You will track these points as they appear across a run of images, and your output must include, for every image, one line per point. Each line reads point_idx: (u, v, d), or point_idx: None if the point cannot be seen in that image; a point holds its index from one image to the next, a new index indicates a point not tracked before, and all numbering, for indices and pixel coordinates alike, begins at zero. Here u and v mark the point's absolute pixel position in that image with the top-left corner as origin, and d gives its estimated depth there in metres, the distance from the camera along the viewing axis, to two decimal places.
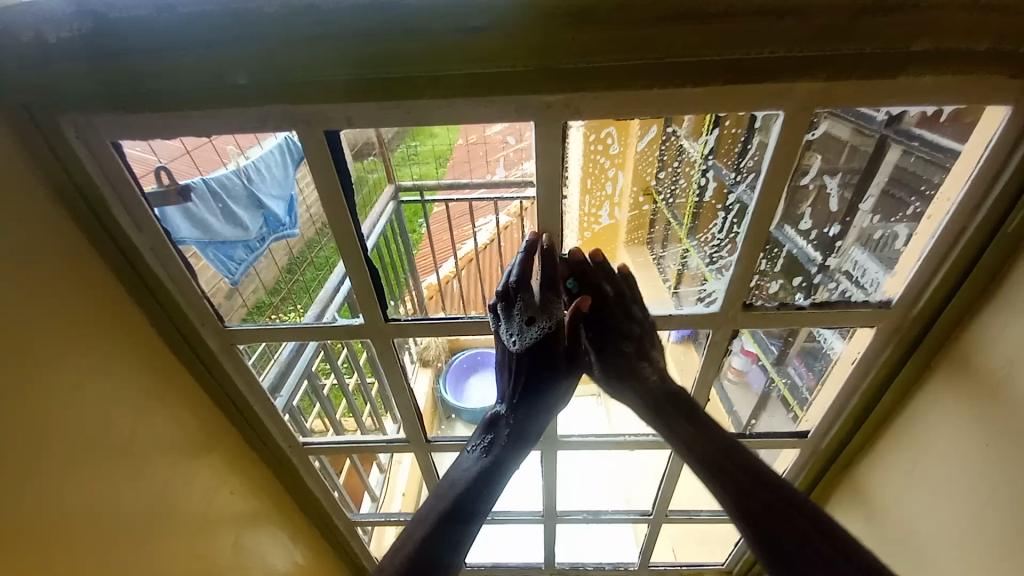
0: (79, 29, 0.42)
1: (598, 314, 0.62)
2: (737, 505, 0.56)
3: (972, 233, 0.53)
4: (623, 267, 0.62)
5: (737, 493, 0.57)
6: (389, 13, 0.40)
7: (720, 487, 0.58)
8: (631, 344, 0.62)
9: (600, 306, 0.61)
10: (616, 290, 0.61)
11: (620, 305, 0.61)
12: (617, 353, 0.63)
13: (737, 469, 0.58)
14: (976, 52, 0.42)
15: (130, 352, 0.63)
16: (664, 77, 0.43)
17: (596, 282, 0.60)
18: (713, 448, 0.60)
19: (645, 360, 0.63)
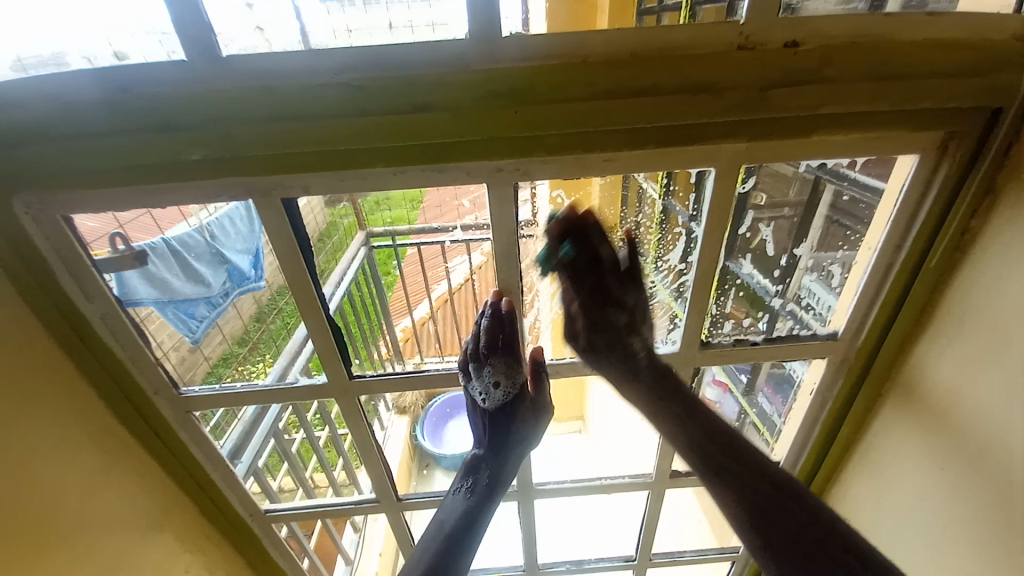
0: (32, 112, 0.43)
1: (614, 274, 0.58)
2: (737, 495, 0.56)
3: (899, 268, 0.57)
4: (627, 234, 0.57)
5: (735, 482, 0.56)
6: (340, 93, 0.42)
7: (720, 484, 0.57)
8: (625, 314, 0.60)
9: (588, 277, 0.57)
10: (612, 257, 0.56)
11: (625, 274, 0.58)
12: (602, 314, 0.60)
13: (727, 463, 0.57)
14: (878, 113, 0.47)
15: (74, 429, 0.59)
16: (603, 142, 0.46)
17: (593, 245, 0.55)
18: (700, 434, 0.59)
19: (637, 335, 0.61)
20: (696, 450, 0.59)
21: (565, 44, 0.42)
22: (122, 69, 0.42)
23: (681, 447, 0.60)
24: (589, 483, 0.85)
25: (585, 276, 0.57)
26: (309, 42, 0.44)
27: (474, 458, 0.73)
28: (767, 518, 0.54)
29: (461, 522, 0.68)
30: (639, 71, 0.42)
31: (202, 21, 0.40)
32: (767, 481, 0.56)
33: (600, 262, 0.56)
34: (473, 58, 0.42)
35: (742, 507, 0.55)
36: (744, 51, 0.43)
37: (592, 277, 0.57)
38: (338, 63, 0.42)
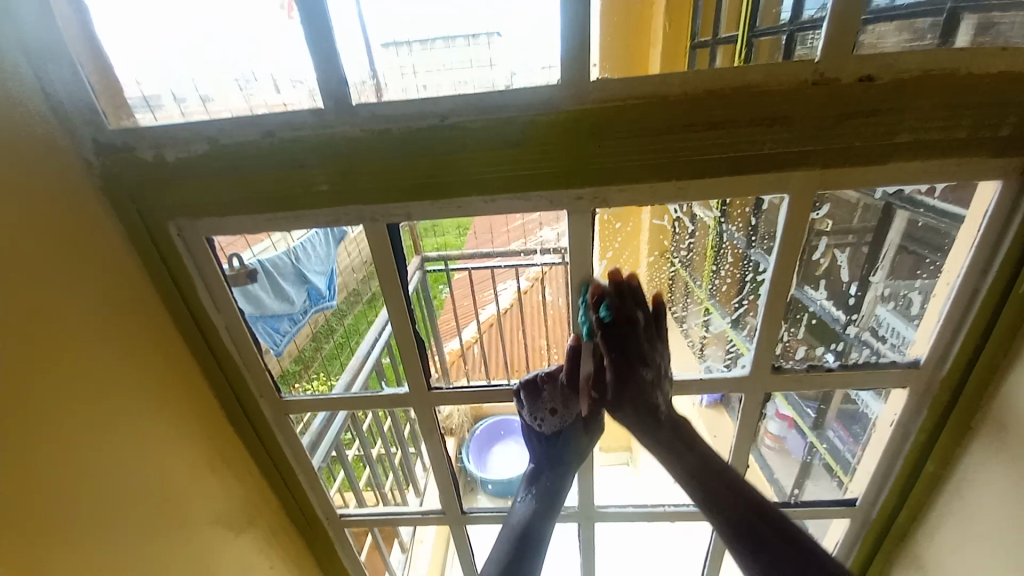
0: (196, 150, 0.52)
1: (631, 343, 0.60)
2: (724, 515, 0.62)
3: (986, 294, 0.56)
4: (657, 297, 0.63)
5: (723, 498, 0.63)
6: (446, 132, 0.49)
7: (704, 496, 0.63)
8: (651, 370, 0.62)
9: (617, 328, 0.60)
10: (646, 318, 0.62)
11: (653, 330, 0.63)
12: (630, 373, 0.62)
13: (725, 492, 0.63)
14: (957, 139, 0.47)
15: (195, 425, 0.68)
16: (679, 171, 0.50)
17: (630, 309, 0.60)
18: (693, 458, 0.65)
19: (659, 389, 0.63)
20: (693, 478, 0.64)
21: (645, 85, 0.47)
22: (267, 115, 0.51)
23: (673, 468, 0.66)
24: (653, 509, 0.85)
25: (621, 343, 0.60)
26: (379, 80, 0.52)
27: (531, 472, 0.77)
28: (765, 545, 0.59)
29: (526, 530, 0.71)
30: (712, 106, 0.46)
31: (337, 74, 0.48)
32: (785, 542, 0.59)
33: (614, 326, 0.60)
34: (562, 99, 0.47)
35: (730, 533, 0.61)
36: (818, 87, 0.46)
37: (624, 342, 0.60)
38: (444, 107, 0.48)
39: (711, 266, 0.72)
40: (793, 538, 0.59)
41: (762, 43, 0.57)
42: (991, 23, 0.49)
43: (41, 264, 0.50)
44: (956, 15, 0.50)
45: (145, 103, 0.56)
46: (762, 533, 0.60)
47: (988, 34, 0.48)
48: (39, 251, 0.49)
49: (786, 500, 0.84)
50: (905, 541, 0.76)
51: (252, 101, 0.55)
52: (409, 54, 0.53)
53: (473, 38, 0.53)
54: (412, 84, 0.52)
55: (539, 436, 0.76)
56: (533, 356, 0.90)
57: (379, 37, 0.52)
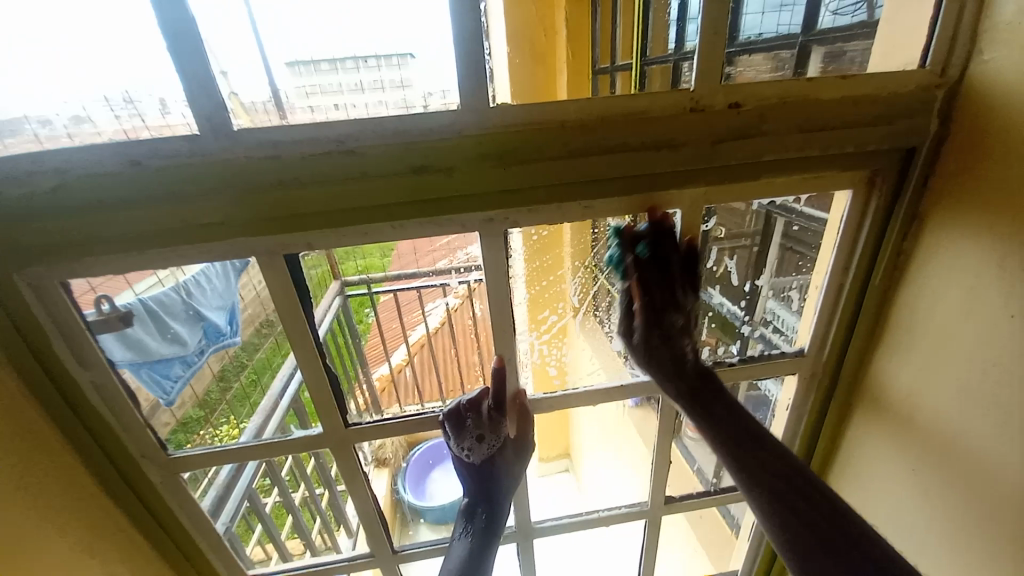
0: (40, 184, 0.45)
1: (665, 325, 0.58)
2: (766, 490, 0.55)
3: (849, 289, 0.64)
4: (690, 235, 0.58)
5: (761, 474, 0.56)
6: (342, 158, 0.46)
7: (748, 475, 0.57)
8: (682, 316, 0.58)
9: (649, 274, 0.56)
10: (683, 255, 0.57)
11: (688, 271, 0.58)
12: (663, 319, 0.57)
13: (767, 460, 0.57)
14: (814, 157, 0.54)
15: (59, 505, 0.57)
16: (581, 191, 0.51)
17: (666, 248, 0.56)
18: (732, 424, 0.59)
19: (686, 337, 0.60)
20: (727, 442, 0.58)
21: (544, 110, 0.48)
22: (132, 142, 0.45)
23: (711, 437, 0.60)
24: (587, 516, 0.86)
25: (649, 283, 0.56)
26: (282, 102, 0.49)
27: (467, 508, 0.75)
28: (799, 518, 0.53)
29: (464, 569, 0.69)
30: (605, 132, 0.49)
31: (214, 97, 0.44)
32: (825, 514, 0.53)
33: (646, 267, 0.56)
34: (464, 124, 0.47)
35: (771, 503, 0.55)
36: (696, 112, 0.50)
37: (659, 287, 0.56)
38: (340, 132, 0.46)
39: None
40: (838, 518, 0.53)
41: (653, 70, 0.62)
42: (838, 54, 0.57)
43: None
44: (807, 48, 0.58)
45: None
46: (802, 507, 0.54)
47: (836, 63, 0.56)
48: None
49: (709, 488, 0.87)
50: None
51: (118, 127, 0.48)
52: (311, 74, 0.50)
53: (384, 58, 0.51)
54: (325, 102, 0.49)
55: (470, 467, 0.74)
56: (467, 374, 0.86)
57: (281, 56, 0.49)
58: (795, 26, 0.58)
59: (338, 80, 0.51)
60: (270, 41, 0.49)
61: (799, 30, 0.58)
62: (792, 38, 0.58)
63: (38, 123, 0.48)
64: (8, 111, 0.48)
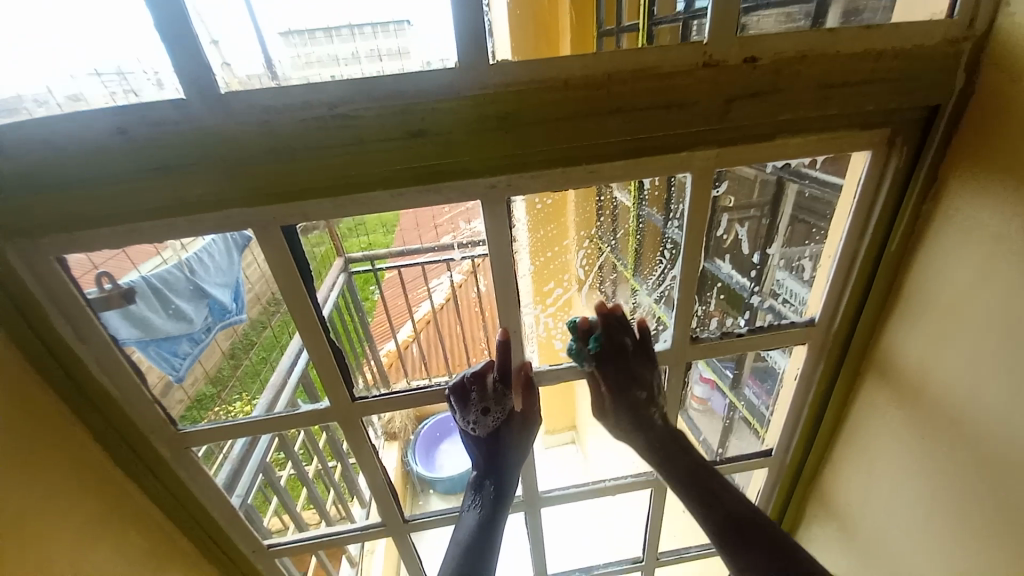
0: (23, 155, 0.43)
1: (623, 358, 0.68)
2: (716, 521, 0.65)
3: (864, 256, 0.62)
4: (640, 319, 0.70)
5: (715, 513, 0.66)
6: (335, 124, 0.44)
7: (703, 511, 0.67)
8: (644, 389, 0.70)
9: (609, 357, 0.68)
10: (635, 341, 0.69)
11: (644, 357, 0.69)
12: (628, 392, 0.70)
13: (718, 495, 0.67)
14: (832, 116, 0.51)
15: (69, 478, 0.58)
16: (586, 156, 0.49)
17: (618, 336, 0.68)
18: (691, 467, 0.70)
19: (642, 386, 0.70)
20: (687, 481, 0.69)
21: (546, 69, 0.46)
22: (116, 110, 0.43)
23: (670, 478, 0.71)
24: (596, 486, 0.87)
25: (611, 368, 0.68)
26: (275, 71, 0.46)
27: (476, 480, 0.76)
28: (752, 558, 0.61)
29: (474, 538, 0.70)
30: (611, 92, 0.46)
31: (198, 62, 0.42)
32: (764, 535, 0.63)
33: (603, 352, 0.68)
34: (462, 86, 0.45)
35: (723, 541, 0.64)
36: (709, 68, 0.47)
37: (620, 366, 0.68)
38: (333, 95, 0.44)
39: (635, 246, 0.75)
40: (772, 534, 0.63)
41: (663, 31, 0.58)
42: (857, 10, 0.52)
43: None
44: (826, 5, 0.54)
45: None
46: (748, 534, 0.63)
47: (856, 18, 0.52)
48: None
49: (713, 458, 0.89)
50: (816, 481, 0.85)
51: (101, 96, 0.46)
52: (307, 44, 0.48)
53: (382, 26, 0.48)
54: (316, 73, 0.46)
55: (477, 439, 0.76)
56: (472, 348, 0.87)
57: (275, 26, 0.47)
58: None
59: (333, 50, 0.48)
60: (258, 5, 0.46)
61: None
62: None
63: (34, 104, 0.45)
64: (4, 92, 0.46)
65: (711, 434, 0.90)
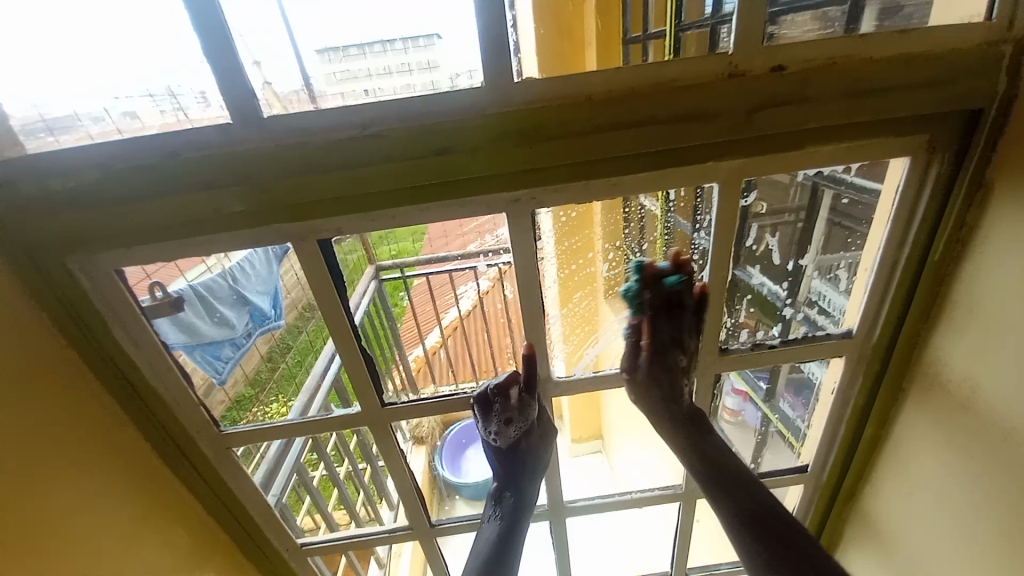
0: (87, 177, 0.47)
1: (675, 321, 0.62)
2: (734, 506, 0.64)
3: (904, 266, 0.60)
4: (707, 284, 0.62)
5: (735, 498, 0.65)
6: (367, 142, 0.47)
7: (722, 496, 0.66)
8: (685, 356, 0.65)
9: (666, 309, 0.62)
10: (696, 301, 0.62)
11: (696, 318, 0.63)
12: (667, 356, 0.64)
13: (733, 484, 0.66)
14: (866, 123, 0.50)
15: (122, 476, 0.62)
16: (610, 168, 0.50)
17: (681, 291, 0.61)
18: (707, 449, 0.68)
19: (681, 350, 0.64)
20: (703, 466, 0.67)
21: (570, 84, 0.47)
22: (169, 134, 0.47)
23: (688, 460, 0.69)
24: (619, 498, 0.86)
25: (659, 324, 0.62)
26: (313, 89, 0.49)
27: (496, 490, 0.77)
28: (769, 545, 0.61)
29: (496, 546, 0.70)
30: (634, 105, 0.47)
31: (243, 87, 0.45)
32: (780, 525, 0.62)
33: (657, 302, 0.61)
34: (488, 102, 0.47)
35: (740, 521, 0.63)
36: (735, 78, 0.47)
37: (670, 325, 0.62)
38: (365, 115, 0.46)
39: (664, 254, 0.70)
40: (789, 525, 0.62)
41: (689, 36, 0.58)
42: (895, 10, 0.51)
43: None
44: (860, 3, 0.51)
45: (45, 127, 0.50)
46: (768, 522, 0.62)
47: (892, 18, 0.50)
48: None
49: None
50: (854, 501, 0.82)
51: (155, 118, 0.50)
52: (341, 60, 0.50)
53: (412, 40, 0.50)
54: (349, 89, 0.48)
55: (498, 450, 0.76)
56: (499, 358, 0.89)
57: (311, 43, 0.49)
58: None
59: (367, 65, 0.50)
60: (297, 29, 0.49)
61: None
62: None
63: (88, 121, 0.50)
64: (64, 112, 0.51)
65: (745, 448, 0.88)
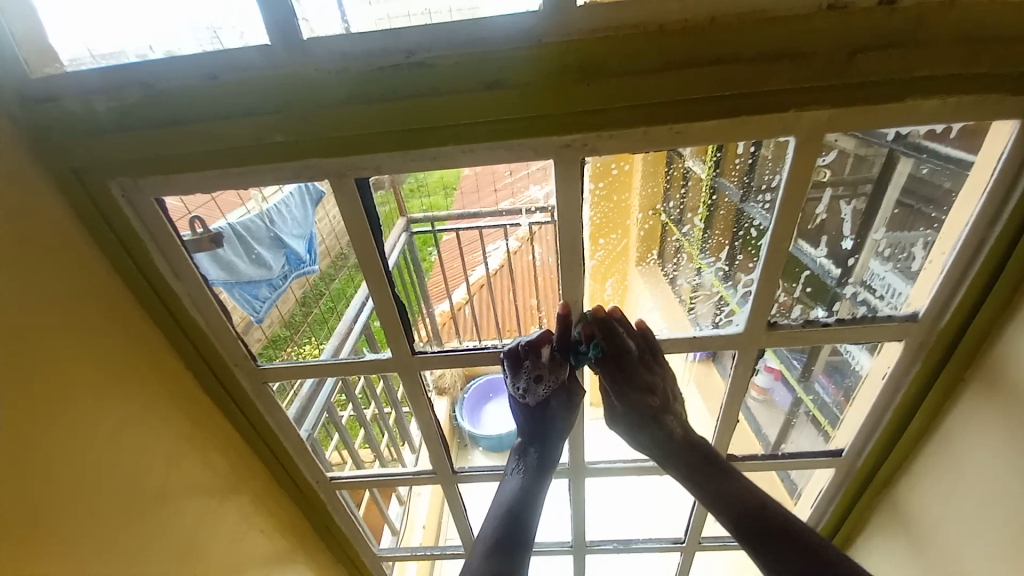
0: (129, 99, 0.47)
1: (631, 376, 0.69)
2: (730, 514, 0.64)
3: (992, 246, 0.54)
4: (641, 324, 0.67)
5: (729, 504, 0.65)
6: (410, 74, 0.44)
7: (713, 500, 0.66)
8: (657, 397, 0.71)
9: (611, 359, 0.67)
10: (639, 343, 0.66)
11: (654, 360, 0.68)
12: (633, 396, 0.71)
13: (731, 493, 0.66)
14: (980, 75, 0.43)
15: (165, 398, 0.65)
16: (674, 114, 0.45)
17: (619, 340, 0.65)
18: (698, 459, 0.71)
19: (669, 411, 0.72)
20: (696, 476, 0.69)
21: (639, 14, 0.41)
22: (208, 55, 0.45)
23: (680, 474, 0.71)
24: (644, 464, 0.86)
25: (631, 372, 0.68)
26: (356, 13, 0.45)
27: (521, 446, 0.77)
28: (765, 545, 0.60)
29: (520, 500, 0.72)
30: (709, 40, 0.41)
31: (285, 5, 0.42)
32: (792, 539, 0.59)
33: (608, 355, 0.67)
34: (544, 31, 0.42)
35: (735, 524, 0.63)
36: (834, 12, 0.41)
37: (640, 375, 0.69)
38: (411, 41, 0.43)
39: (704, 220, 0.67)
40: (801, 535, 0.60)
41: None
42: None
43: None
44: None
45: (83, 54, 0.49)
46: (770, 532, 0.61)
47: None
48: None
49: (772, 453, 0.84)
50: (886, 488, 0.79)
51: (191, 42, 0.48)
52: None
53: None
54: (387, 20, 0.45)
55: (526, 407, 0.75)
56: (524, 315, 0.88)
57: None
58: None
59: None
60: None
61: None
62: None
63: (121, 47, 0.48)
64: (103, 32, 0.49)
65: (771, 427, 0.84)
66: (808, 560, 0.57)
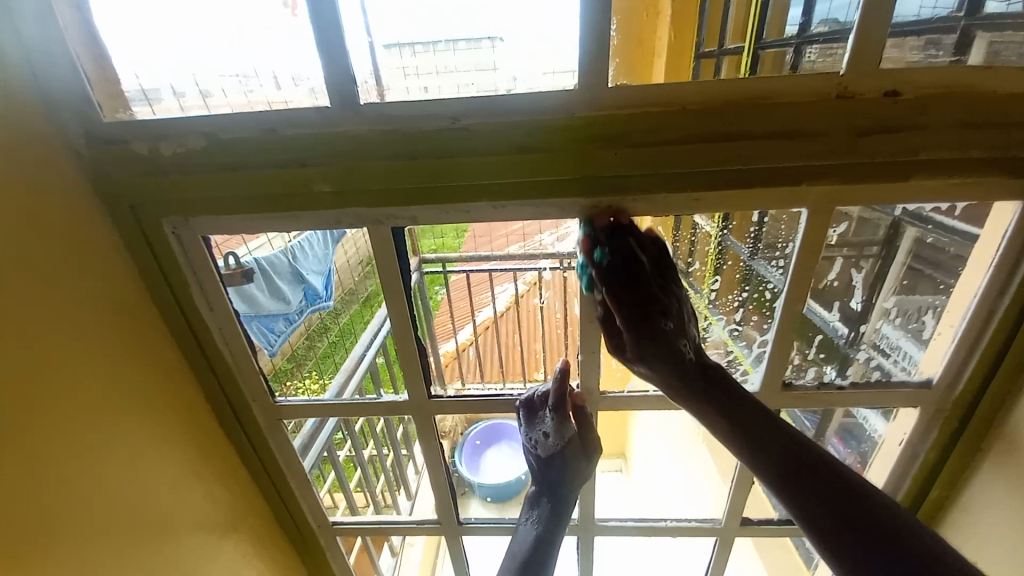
0: (194, 147, 0.51)
1: (639, 287, 0.51)
2: (769, 465, 0.50)
3: (1002, 317, 0.55)
4: (652, 231, 0.53)
5: (762, 447, 0.51)
6: (452, 136, 0.48)
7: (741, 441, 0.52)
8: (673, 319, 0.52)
9: (621, 276, 0.51)
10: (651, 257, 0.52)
11: (664, 267, 0.52)
12: (649, 326, 0.52)
13: (763, 436, 0.51)
14: (982, 159, 0.46)
15: (181, 428, 0.66)
16: (694, 182, 0.48)
17: (625, 243, 0.51)
18: (725, 402, 0.54)
19: (684, 337, 0.54)
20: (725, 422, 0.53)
21: (665, 93, 0.45)
22: (270, 112, 0.49)
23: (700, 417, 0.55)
24: (652, 524, 0.82)
25: (636, 284, 0.51)
26: (405, 82, 0.51)
27: (533, 495, 0.76)
28: (812, 496, 0.47)
29: (531, 555, 0.71)
30: (728, 119, 0.45)
31: (346, 73, 0.47)
32: (850, 499, 0.47)
33: (610, 268, 0.51)
34: (577, 104, 0.46)
35: (777, 477, 0.49)
36: (842, 100, 0.44)
37: (637, 279, 0.51)
38: (455, 109, 0.47)
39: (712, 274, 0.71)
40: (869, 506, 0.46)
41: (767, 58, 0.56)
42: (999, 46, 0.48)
43: (41, 264, 0.49)
44: (969, 33, 0.49)
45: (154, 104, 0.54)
46: (819, 481, 0.48)
47: (1001, 55, 0.46)
48: (34, 240, 0.48)
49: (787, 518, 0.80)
50: None
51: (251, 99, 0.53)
52: (412, 57, 0.51)
53: (473, 42, 0.51)
54: (414, 85, 0.50)
55: (538, 456, 0.74)
56: (530, 359, 0.95)
57: (381, 38, 0.49)
58: (954, 8, 0.49)
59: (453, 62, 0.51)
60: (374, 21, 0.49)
61: (960, 12, 0.49)
62: (953, 19, 0.48)
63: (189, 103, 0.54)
64: (174, 87, 0.55)
65: None
66: (868, 530, 0.44)
